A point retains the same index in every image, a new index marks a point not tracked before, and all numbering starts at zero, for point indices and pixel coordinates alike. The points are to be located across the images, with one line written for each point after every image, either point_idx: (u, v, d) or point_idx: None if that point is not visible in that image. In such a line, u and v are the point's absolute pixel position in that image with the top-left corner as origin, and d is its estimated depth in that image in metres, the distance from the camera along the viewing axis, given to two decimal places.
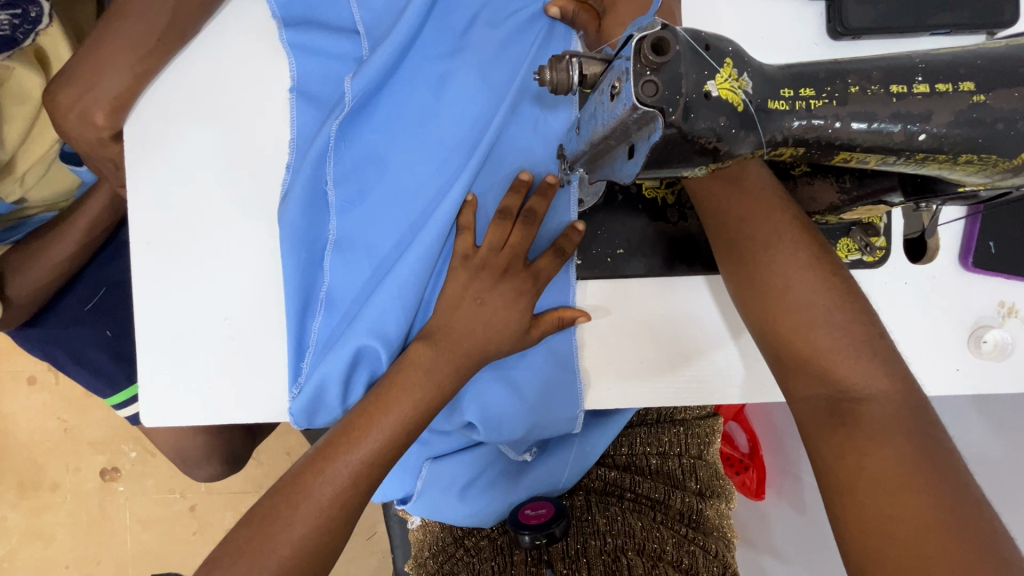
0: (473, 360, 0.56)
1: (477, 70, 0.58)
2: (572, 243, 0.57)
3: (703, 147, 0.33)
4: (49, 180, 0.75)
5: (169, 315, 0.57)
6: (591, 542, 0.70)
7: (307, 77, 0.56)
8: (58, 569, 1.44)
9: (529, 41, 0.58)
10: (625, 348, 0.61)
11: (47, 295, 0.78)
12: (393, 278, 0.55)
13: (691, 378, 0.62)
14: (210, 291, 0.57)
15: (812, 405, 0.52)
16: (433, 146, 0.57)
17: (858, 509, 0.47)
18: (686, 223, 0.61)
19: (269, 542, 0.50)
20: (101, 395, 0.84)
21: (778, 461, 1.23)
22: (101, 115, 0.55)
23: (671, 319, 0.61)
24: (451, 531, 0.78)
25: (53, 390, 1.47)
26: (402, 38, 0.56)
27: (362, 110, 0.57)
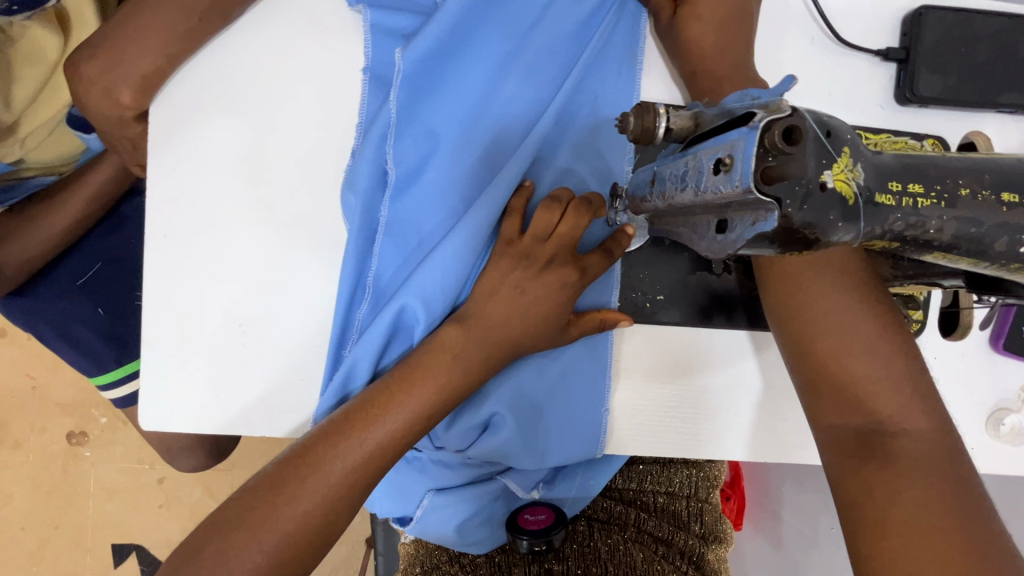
0: (504, 353, 0.52)
1: (548, 50, 0.53)
2: (621, 248, 0.52)
3: (806, 238, 0.31)
4: (52, 142, 0.69)
5: (180, 308, 0.53)
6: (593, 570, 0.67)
7: (378, 57, 0.51)
8: (12, 529, 1.38)
9: (602, 20, 0.54)
10: (657, 365, 0.59)
11: (39, 265, 0.73)
12: (442, 260, 0.50)
13: (710, 402, 0.59)
14: (230, 286, 0.53)
15: (841, 435, 0.51)
16: (495, 127, 0.52)
17: (883, 547, 0.46)
18: (729, 276, 0.59)
19: (259, 539, 0.46)
20: (86, 373, 0.79)
21: (758, 495, 1.24)
22: (127, 94, 0.50)
23: (703, 350, 0.59)
24: (446, 551, 0.74)
25: (22, 345, 1.41)
26: (471, 11, 0.51)
27: (429, 84, 0.51)
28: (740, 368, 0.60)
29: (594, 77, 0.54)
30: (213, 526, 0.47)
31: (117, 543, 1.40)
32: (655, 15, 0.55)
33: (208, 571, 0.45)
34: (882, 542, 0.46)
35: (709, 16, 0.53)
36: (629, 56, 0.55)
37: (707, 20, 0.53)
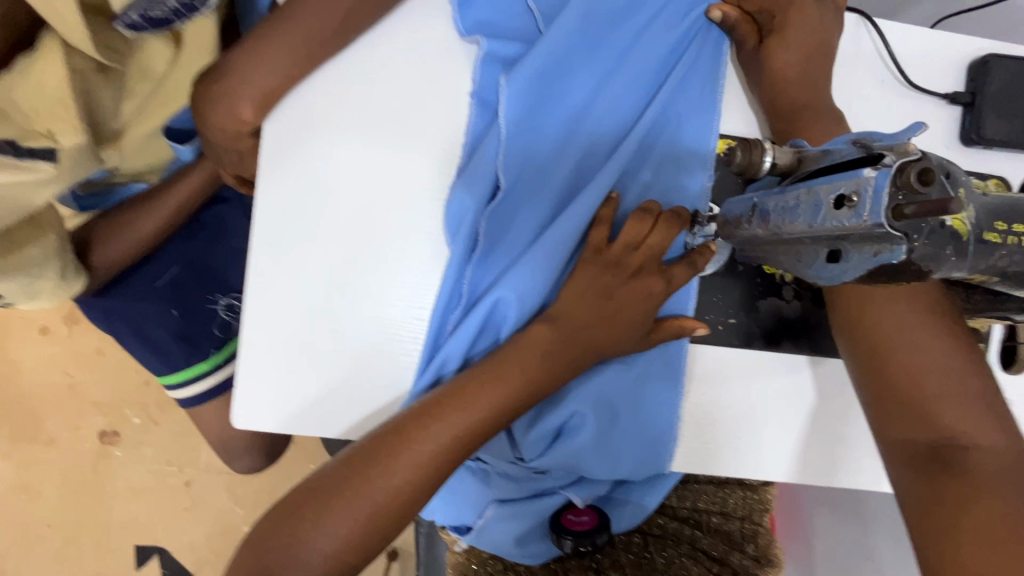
0: (591, 354, 0.55)
1: (638, 74, 0.56)
2: (705, 260, 0.55)
3: (921, 270, 0.34)
4: (146, 152, 0.73)
5: (279, 313, 0.56)
6: None
7: (485, 82, 0.56)
8: (39, 524, 1.56)
9: (688, 45, 0.57)
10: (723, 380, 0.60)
11: (123, 266, 0.76)
12: (535, 267, 0.53)
13: (773, 410, 0.60)
14: (329, 290, 0.56)
15: (912, 450, 0.53)
16: (586, 146, 0.56)
17: (958, 560, 0.48)
18: (799, 302, 0.61)
19: (353, 505, 0.49)
20: (155, 372, 0.82)
21: None
22: (248, 109, 0.53)
23: (766, 365, 0.60)
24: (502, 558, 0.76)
25: (65, 343, 1.58)
26: (570, 41, 0.55)
27: (531, 106, 0.55)
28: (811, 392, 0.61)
29: (680, 103, 0.57)
30: (310, 491, 0.50)
31: (140, 545, 1.57)
32: (740, 43, 0.59)
33: (303, 530, 0.49)
34: (957, 553, 0.48)
35: (796, 47, 0.58)
36: (711, 78, 0.58)
37: (795, 50, 0.58)
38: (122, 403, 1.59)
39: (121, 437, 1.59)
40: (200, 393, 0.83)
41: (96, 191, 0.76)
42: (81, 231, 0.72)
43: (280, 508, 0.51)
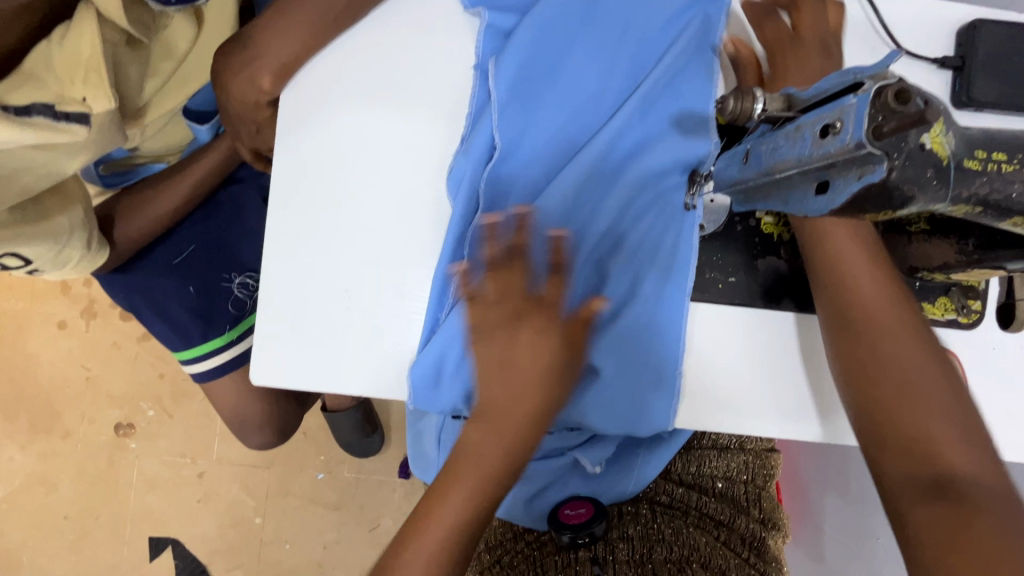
0: None
1: (632, 46, 0.59)
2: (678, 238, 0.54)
3: (904, 193, 0.36)
4: (165, 133, 0.77)
5: (295, 275, 0.58)
6: (657, 550, 0.72)
7: (485, 52, 0.58)
8: (56, 517, 1.60)
9: (683, 16, 0.60)
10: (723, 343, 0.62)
11: (143, 244, 0.79)
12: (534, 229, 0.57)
13: (772, 373, 0.62)
14: (342, 252, 0.59)
15: (873, 418, 0.56)
16: (581, 115, 0.59)
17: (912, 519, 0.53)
18: (797, 261, 0.63)
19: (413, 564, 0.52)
20: (173, 349, 0.84)
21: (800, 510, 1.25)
22: (266, 79, 0.57)
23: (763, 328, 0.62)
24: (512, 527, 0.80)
25: (81, 337, 1.62)
26: (567, 16, 0.58)
27: (528, 87, 0.58)
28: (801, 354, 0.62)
29: (676, 82, 0.60)
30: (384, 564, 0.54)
31: (155, 536, 1.61)
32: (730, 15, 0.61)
33: None
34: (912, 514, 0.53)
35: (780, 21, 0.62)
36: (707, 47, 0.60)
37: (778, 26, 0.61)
38: (137, 396, 1.63)
39: (136, 429, 1.62)
40: (217, 369, 0.86)
41: (117, 170, 0.79)
42: (104, 208, 0.76)
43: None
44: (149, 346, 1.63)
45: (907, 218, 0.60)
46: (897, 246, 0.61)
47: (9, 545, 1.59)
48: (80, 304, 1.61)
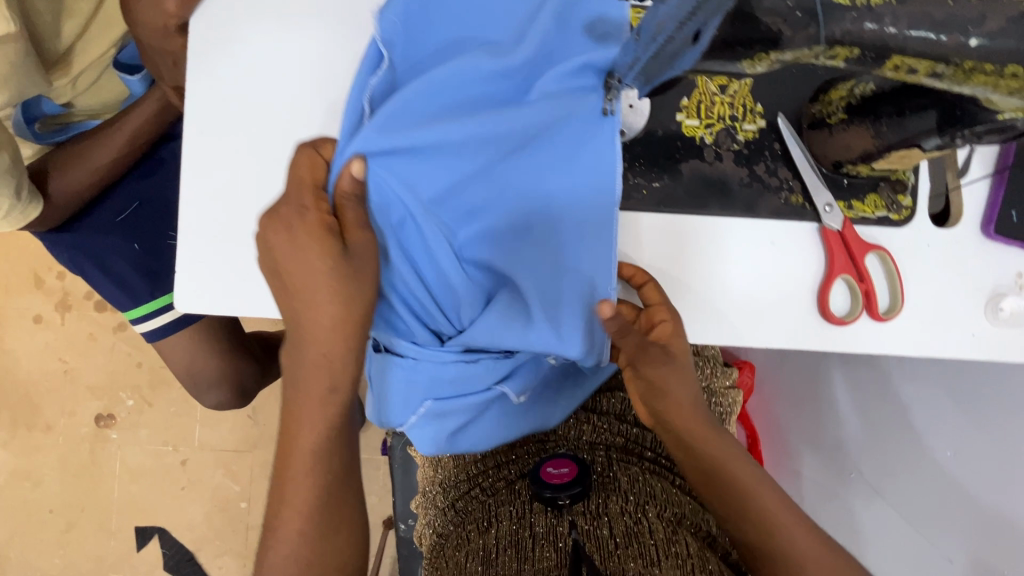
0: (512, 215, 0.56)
1: None
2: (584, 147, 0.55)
3: (768, 28, 0.37)
4: (97, 88, 0.78)
5: (214, 201, 0.59)
6: (613, 501, 0.76)
7: None
8: (42, 510, 1.60)
9: None
10: (659, 261, 0.63)
11: (82, 200, 0.79)
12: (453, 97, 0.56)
13: (704, 286, 0.64)
14: (260, 174, 0.59)
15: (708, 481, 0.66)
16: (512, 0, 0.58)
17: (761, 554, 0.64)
18: (722, 163, 0.62)
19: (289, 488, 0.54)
20: (121, 308, 0.84)
21: (779, 457, 1.28)
22: (171, 2, 0.57)
23: (695, 246, 0.63)
24: (464, 468, 0.89)
25: (56, 330, 1.62)
26: None
27: None
28: (734, 259, 0.63)
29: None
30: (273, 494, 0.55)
31: (141, 526, 1.61)
32: None
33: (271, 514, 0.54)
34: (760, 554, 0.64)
35: None
36: None
37: None
38: (116, 386, 1.63)
39: (116, 419, 1.62)
40: (166, 326, 0.85)
41: (53, 127, 0.78)
42: (39, 163, 0.76)
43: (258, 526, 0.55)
44: (125, 335, 1.63)
45: (826, 111, 0.60)
46: (820, 140, 0.61)
47: None
48: (54, 297, 1.61)
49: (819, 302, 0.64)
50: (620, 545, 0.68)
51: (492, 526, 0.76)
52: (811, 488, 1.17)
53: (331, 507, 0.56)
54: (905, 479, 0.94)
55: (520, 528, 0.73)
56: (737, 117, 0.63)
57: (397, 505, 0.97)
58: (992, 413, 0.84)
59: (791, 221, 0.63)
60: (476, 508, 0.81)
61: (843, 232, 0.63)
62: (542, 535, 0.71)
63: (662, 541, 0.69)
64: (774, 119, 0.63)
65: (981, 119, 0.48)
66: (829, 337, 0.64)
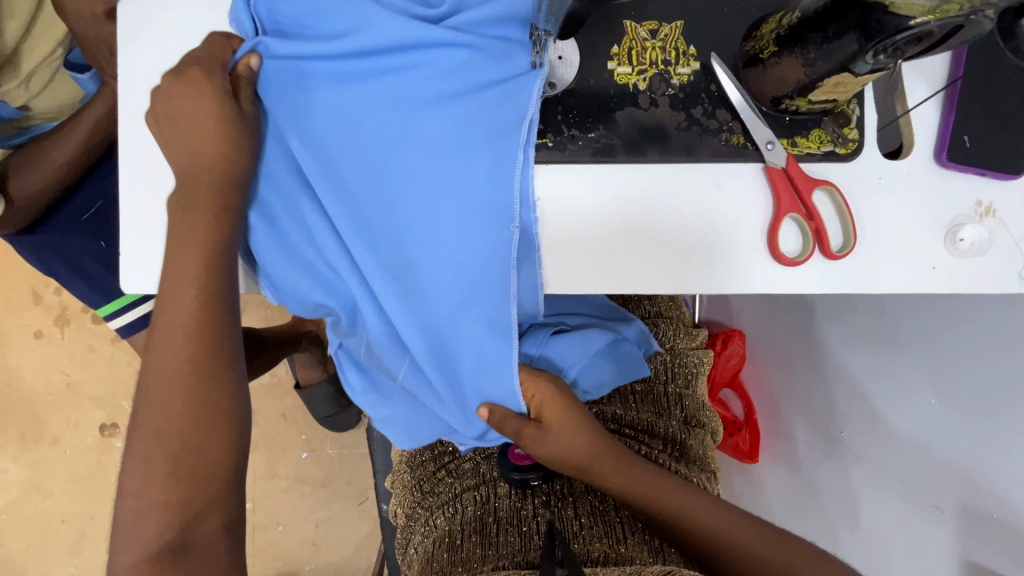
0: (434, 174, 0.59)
1: None
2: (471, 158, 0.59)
3: None
4: (53, 90, 0.80)
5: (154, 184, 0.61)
6: (578, 479, 0.94)
7: None
8: (55, 521, 1.64)
9: None
10: (597, 210, 0.62)
11: (46, 200, 0.81)
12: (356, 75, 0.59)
13: (649, 235, 0.62)
14: None
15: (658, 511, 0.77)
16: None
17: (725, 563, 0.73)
18: (658, 109, 0.61)
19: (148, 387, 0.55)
20: (93, 306, 0.86)
21: (772, 426, 1.27)
22: None
23: (634, 196, 0.62)
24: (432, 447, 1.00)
25: (58, 345, 1.66)
26: None
27: None
28: (677, 206, 0.62)
29: None
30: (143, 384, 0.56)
31: None
32: None
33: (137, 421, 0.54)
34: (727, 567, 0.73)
35: None
36: None
37: None
38: (117, 395, 1.66)
39: (120, 428, 1.65)
40: (137, 320, 0.87)
41: (11, 131, 0.79)
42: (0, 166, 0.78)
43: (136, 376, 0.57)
44: (124, 345, 1.67)
45: (758, 47, 0.58)
46: (757, 77, 0.60)
47: (13, 553, 1.63)
48: (53, 312, 1.65)
49: (768, 244, 0.62)
50: (585, 522, 0.85)
51: (459, 512, 0.92)
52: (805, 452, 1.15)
53: (213, 422, 0.55)
54: (880, 444, 0.94)
55: (486, 513, 0.90)
56: (670, 61, 0.62)
57: (379, 484, 1.03)
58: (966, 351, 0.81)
59: (733, 161, 0.62)
60: (447, 492, 0.96)
61: (787, 168, 0.61)
62: (507, 520, 0.88)
63: (628, 519, 0.86)
64: (708, 60, 0.62)
65: (900, 28, 0.46)
66: (782, 279, 0.63)
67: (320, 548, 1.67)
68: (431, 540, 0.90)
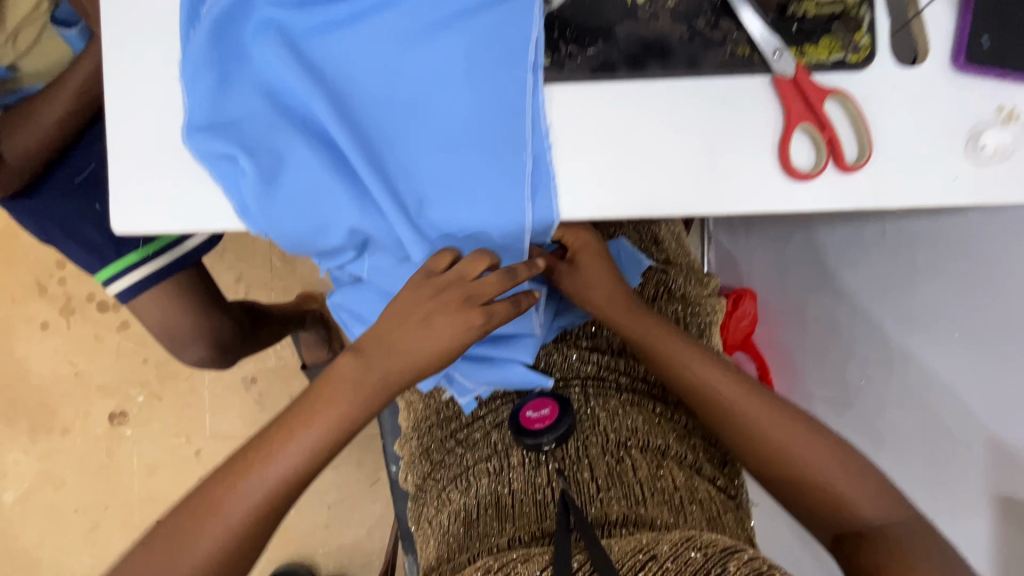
0: (437, 96, 0.59)
1: None
2: (481, 75, 0.58)
3: None
4: (40, 50, 0.79)
5: (141, 121, 0.59)
6: (593, 439, 0.85)
7: None
8: (68, 511, 1.63)
9: None
10: (600, 131, 0.60)
11: (40, 161, 0.80)
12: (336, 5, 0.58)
13: (656, 154, 0.60)
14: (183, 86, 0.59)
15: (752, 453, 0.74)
16: None
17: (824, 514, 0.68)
18: (658, 22, 0.59)
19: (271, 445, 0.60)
20: (90, 271, 0.86)
21: (790, 384, 1.24)
22: None
23: (638, 114, 0.59)
24: (437, 410, 0.94)
25: (64, 335, 1.65)
26: None
27: None
28: (684, 123, 0.59)
29: None
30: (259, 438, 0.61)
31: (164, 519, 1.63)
32: None
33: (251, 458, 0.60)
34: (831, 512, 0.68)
35: None
36: None
37: None
38: (125, 384, 1.66)
39: (129, 417, 1.65)
40: (137, 284, 0.86)
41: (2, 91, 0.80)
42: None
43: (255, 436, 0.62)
44: (129, 334, 1.66)
45: None
46: None
47: (28, 545, 1.63)
48: (58, 303, 1.65)
49: (780, 158, 0.59)
50: (603, 487, 0.79)
51: (473, 484, 0.85)
52: (823, 411, 1.12)
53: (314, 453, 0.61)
54: (906, 391, 0.90)
55: (499, 485, 0.83)
56: None
57: (386, 448, 1.01)
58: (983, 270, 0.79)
59: (739, 74, 0.59)
60: (456, 461, 0.90)
61: (796, 77, 0.58)
62: (521, 491, 0.82)
63: (646, 479, 0.80)
64: None
65: None
66: (795, 195, 0.60)
67: (333, 530, 1.65)
68: (444, 510, 0.86)
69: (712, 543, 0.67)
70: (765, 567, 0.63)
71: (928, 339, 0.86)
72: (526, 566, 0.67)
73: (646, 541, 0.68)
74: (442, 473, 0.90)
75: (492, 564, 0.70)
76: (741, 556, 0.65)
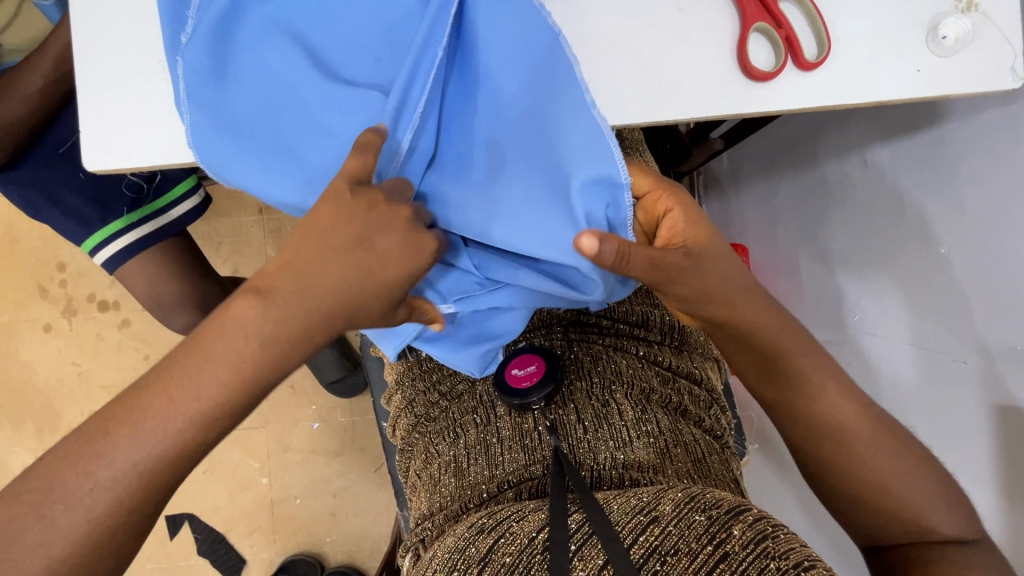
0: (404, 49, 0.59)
1: None
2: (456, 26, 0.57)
3: None
4: (22, 26, 0.83)
5: (111, 73, 0.63)
6: (579, 385, 0.82)
7: None
8: None
9: None
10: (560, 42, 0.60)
11: (25, 132, 0.81)
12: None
13: (617, 62, 0.60)
14: (148, 35, 0.64)
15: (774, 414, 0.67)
16: None
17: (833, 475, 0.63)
18: None
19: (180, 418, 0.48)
20: (78, 241, 0.87)
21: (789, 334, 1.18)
22: None
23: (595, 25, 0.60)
24: (418, 362, 0.92)
25: (67, 336, 1.68)
26: None
27: None
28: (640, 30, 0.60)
29: None
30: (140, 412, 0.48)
31: (171, 516, 1.61)
32: None
33: None
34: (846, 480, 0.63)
35: None
36: None
37: None
38: (128, 380, 1.67)
39: None
40: (124, 250, 0.88)
41: None
42: None
43: (134, 414, 0.48)
44: (130, 331, 1.68)
45: None
46: None
47: None
48: (60, 305, 1.67)
49: (738, 58, 0.60)
50: (589, 429, 0.76)
51: (461, 435, 0.82)
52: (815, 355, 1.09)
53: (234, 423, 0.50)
54: (898, 319, 0.87)
55: (488, 434, 0.80)
56: None
57: (375, 403, 1.01)
58: (967, 194, 0.77)
59: None
60: (439, 415, 0.87)
61: None
62: (510, 438, 0.78)
63: (632, 422, 0.77)
64: None
65: None
66: (758, 93, 0.60)
67: (340, 518, 1.64)
68: (431, 465, 0.83)
69: (718, 505, 0.58)
70: (772, 528, 0.55)
71: (929, 266, 0.82)
72: (522, 524, 0.61)
73: (647, 501, 0.60)
74: (428, 427, 0.87)
75: (481, 521, 0.65)
76: (745, 517, 0.56)
